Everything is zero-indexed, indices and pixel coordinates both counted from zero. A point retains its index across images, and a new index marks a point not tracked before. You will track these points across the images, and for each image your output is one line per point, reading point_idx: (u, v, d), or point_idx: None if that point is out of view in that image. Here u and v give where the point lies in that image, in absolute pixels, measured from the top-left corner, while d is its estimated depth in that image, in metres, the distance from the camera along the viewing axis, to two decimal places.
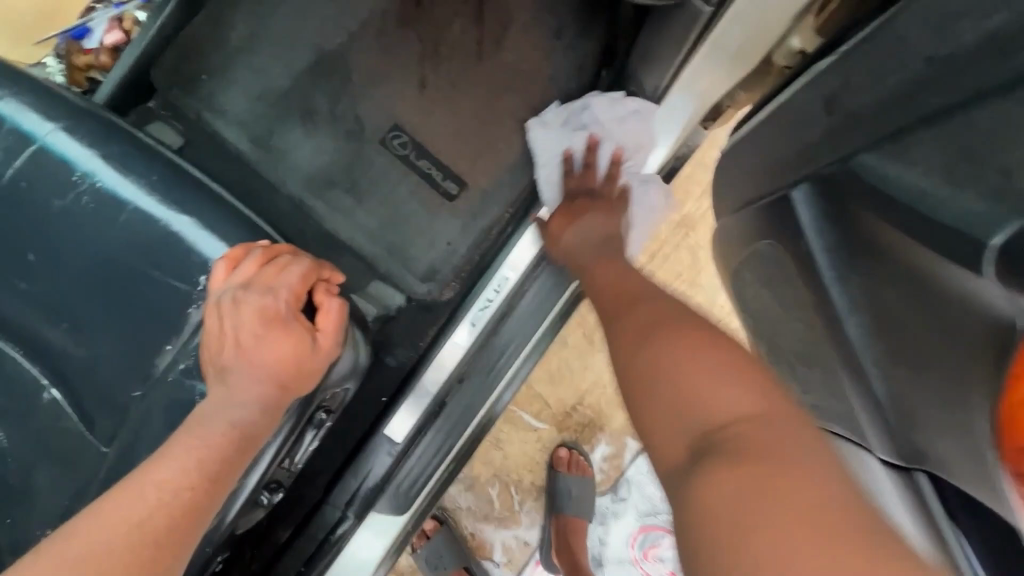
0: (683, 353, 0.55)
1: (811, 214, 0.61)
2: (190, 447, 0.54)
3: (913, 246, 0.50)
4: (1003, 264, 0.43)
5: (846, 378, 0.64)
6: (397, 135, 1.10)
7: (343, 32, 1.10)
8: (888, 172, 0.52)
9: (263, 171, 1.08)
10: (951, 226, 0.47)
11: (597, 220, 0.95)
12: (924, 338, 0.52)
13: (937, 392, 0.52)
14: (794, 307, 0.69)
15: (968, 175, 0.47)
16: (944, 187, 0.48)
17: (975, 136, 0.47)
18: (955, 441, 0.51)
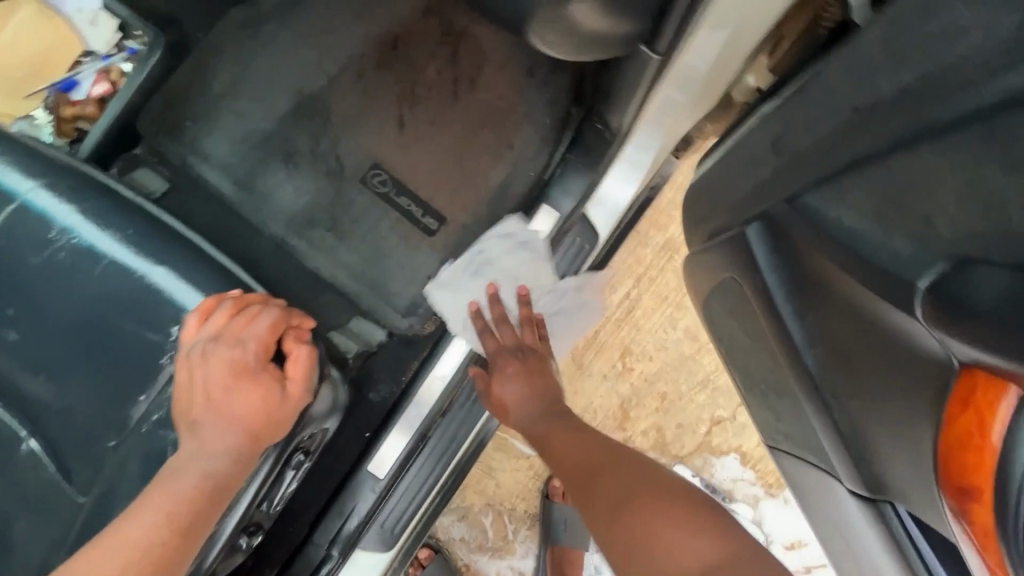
0: (656, 524, 0.75)
1: (765, 250, 0.64)
2: (159, 502, 0.54)
3: (854, 285, 0.54)
4: (931, 304, 0.47)
5: (809, 407, 0.65)
6: (377, 173, 1.13)
7: (322, 76, 1.14)
8: (828, 212, 0.57)
9: (247, 212, 1.11)
10: (889, 269, 0.51)
11: (519, 385, 0.99)
12: (874, 370, 0.55)
13: (891, 420, 0.53)
14: (760, 338, 0.70)
15: (897, 218, 0.51)
16: (876, 229, 0.53)
17: (898, 184, 0.51)
18: (910, 469, 0.52)
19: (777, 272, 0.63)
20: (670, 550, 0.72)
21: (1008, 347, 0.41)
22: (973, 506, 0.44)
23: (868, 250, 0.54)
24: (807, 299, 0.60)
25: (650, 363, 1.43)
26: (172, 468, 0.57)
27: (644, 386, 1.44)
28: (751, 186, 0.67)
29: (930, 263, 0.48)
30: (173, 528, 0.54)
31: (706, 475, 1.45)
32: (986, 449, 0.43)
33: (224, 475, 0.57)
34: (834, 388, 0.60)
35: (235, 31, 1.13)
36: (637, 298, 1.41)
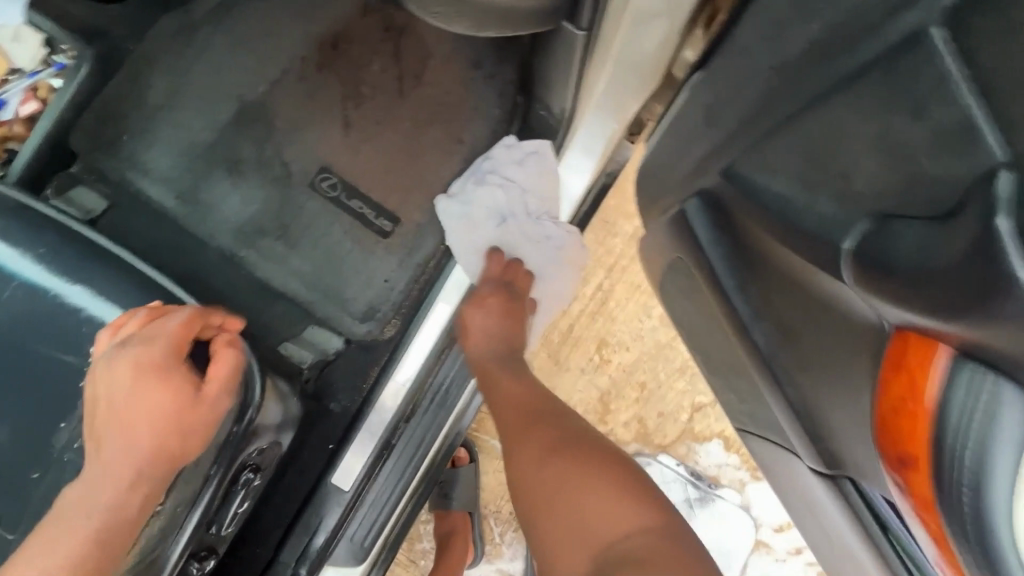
0: (570, 470, 0.74)
1: (706, 228, 0.63)
2: (70, 527, 0.55)
3: (785, 254, 0.54)
4: (855, 262, 0.46)
5: (764, 384, 0.63)
6: (326, 177, 1.10)
7: (264, 80, 1.11)
8: (756, 181, 0.56)
9: (191, 225, 1.07)
10: (818, 232, 0.50)
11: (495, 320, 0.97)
12: (815, 341, 0.54)
13: (833, 392, 0.52)
14: (713, 317, 0.68)
15: (817, 181, 0.51)
16: (802, 195, 0.52)
17: (821, 141, 0.51)
18: (863, 444, 0.50)
19: (718, 248, 0.62)
20: (576, 497, 0.71)
21: (923, 297, 0.40)
22: (912, 474, 0.42)
23: (792, 213, 0.53)
24: (753, 275, 0.59)
25: (626, 354, 1.41)
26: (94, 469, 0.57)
27: (622, 376, 1.42)
28: (691, 162, 0.65)
29: (852, 221, 0.48)
30: (97, 525, 0.56)
31: (690, 462, 1.44)
32: (918, 411, 0.41)
33: (146, 473, 0.58)
34: (784, 364, 0.59)
35: (168, 40, 1.10)
36: (609, 289, 1.39)
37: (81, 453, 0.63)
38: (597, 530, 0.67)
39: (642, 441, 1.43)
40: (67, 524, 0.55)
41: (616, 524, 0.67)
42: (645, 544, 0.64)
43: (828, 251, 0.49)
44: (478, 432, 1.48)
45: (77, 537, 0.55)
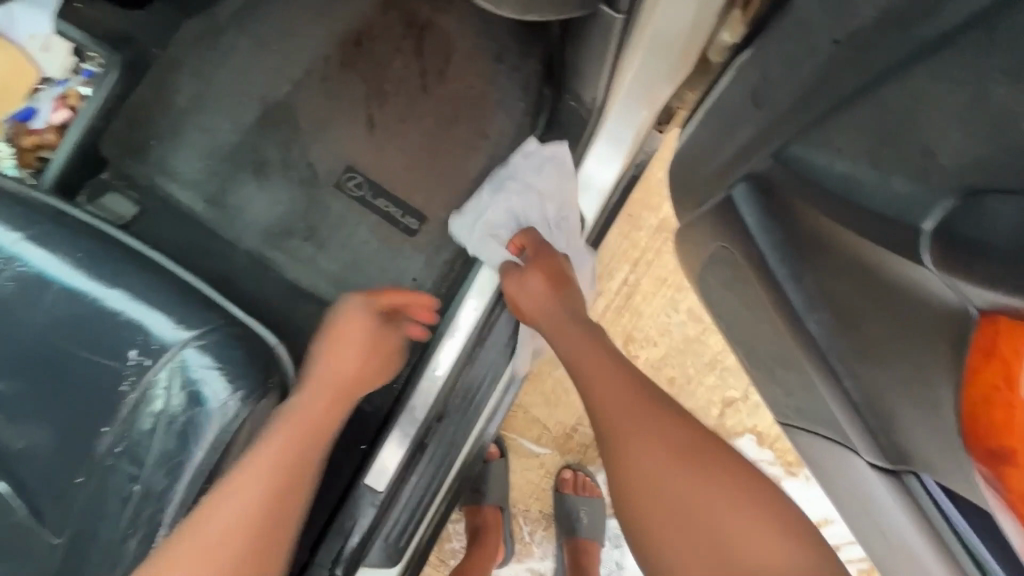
0: (681, 472, 0.66)
1: (755, 213, 0.60)
2: (282, 430, 0.66)
3: (851, 237, 0.52)
4: (940, 244, 0.46)
5: (816, 375, 0.61)
6: (351, 176, 1.09)
7: (287, 81, 1.11)
8: (820, 162, 0.54)
9: (219, 228, 1.07)
10: (887, 213, 0.50)
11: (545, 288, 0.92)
12: (885, 328, 0.51)
13: (904, 384, 0.50)
14: (757, 306, 0.66)
15: (893, 159, 0.50)
16: (871, 174, 0.51)
17: (889, 120, 0.49)
18: (930, 434, 0.48)
19: (768, 235, 0.59)
20: (696, 503, 0.64)
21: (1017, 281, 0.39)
22: (1009, 471, 0.39)
23: (863, 192, 0.52)
24: (811, 264, 0.56)
25: (654, 348, 1.38)
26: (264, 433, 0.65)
27: (651, 372, 1.39)
28: (734, 147, 0.63)
29: (937, 200, 0.47)
30: (288, 481, 0.65)
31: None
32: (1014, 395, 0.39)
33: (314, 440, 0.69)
34: (842, 355, 0.56)
35: (194, 45, 1.10)
36: (636, 283, 1.37)
37: (123, 457, 0.62)
38: (712, 527, 0.62)
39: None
40: (258, 480, 0.62)
41: (731, 525, 0.62)
42: (761, 546, 0.60)
43: (898, 233, 0.49)
44: (505, 430, 1.47)
45: (270, 443, 0.64)
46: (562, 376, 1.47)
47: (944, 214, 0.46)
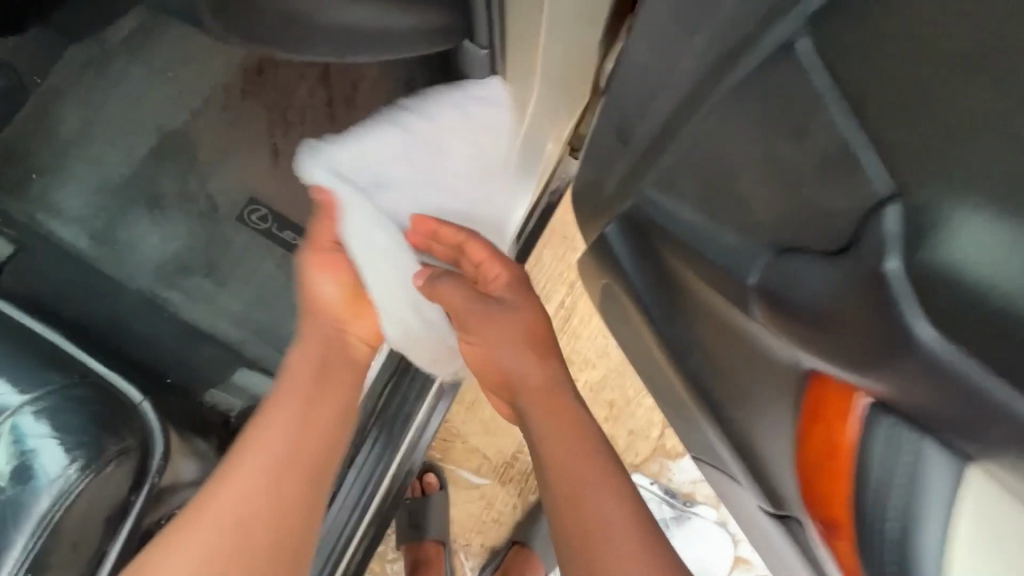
0: (587, 496, 0.60)
1: (628, 252, 0.58)
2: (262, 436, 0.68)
3: (702, 285, 0.50)
4: (765, 300, 0.44)
5: (702, 415, 0.58)
6: (255, 209, 1.03)
7: (185, 111, 1.04)
8: (669, 207, 0.52)
9: (108, 267, 0.99)
10: (723, 262, 0.48)
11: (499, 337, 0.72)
12: (740, 372, 0.49)
13: (765, 428, 0.48)
14: (645, 342, 0.64)
15: (718, 207, 0.49)
16: (706, 223, 0.49)
17: (712, 165, 0.49)
18: (787, 481, 0.48)
19: (640, 275, 0.58)
20: (606, 525, 0.58)
21: (838, 348, 0.39)
22: (836, 537, 0.42)
23: (701, 242, 0.50)
24: (685, 315, 0.54)
25: (591, 372, 1.36)
26: (256, 461, 0.66)
27: (591, 395, 1.36)
28: (616, 183, 0.61)
29: (757, 252, 0.45)
30: (284, 476, 0.66)
31: (665, 480, 1.39)
32: (840, 454, 0.40)
33: (317, 467, 0.69)
34: (718, 398, 0.54)
35: (80, 76, 1.04)
36: (573, 306, 1.35)
37: None
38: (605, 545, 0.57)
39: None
40: (252, 479, 0.65)
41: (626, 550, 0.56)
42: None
43: (734, 288, 0.46)
44: (443, 461, 1.41)
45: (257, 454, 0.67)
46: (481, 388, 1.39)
47: (764, 268, 0.44)
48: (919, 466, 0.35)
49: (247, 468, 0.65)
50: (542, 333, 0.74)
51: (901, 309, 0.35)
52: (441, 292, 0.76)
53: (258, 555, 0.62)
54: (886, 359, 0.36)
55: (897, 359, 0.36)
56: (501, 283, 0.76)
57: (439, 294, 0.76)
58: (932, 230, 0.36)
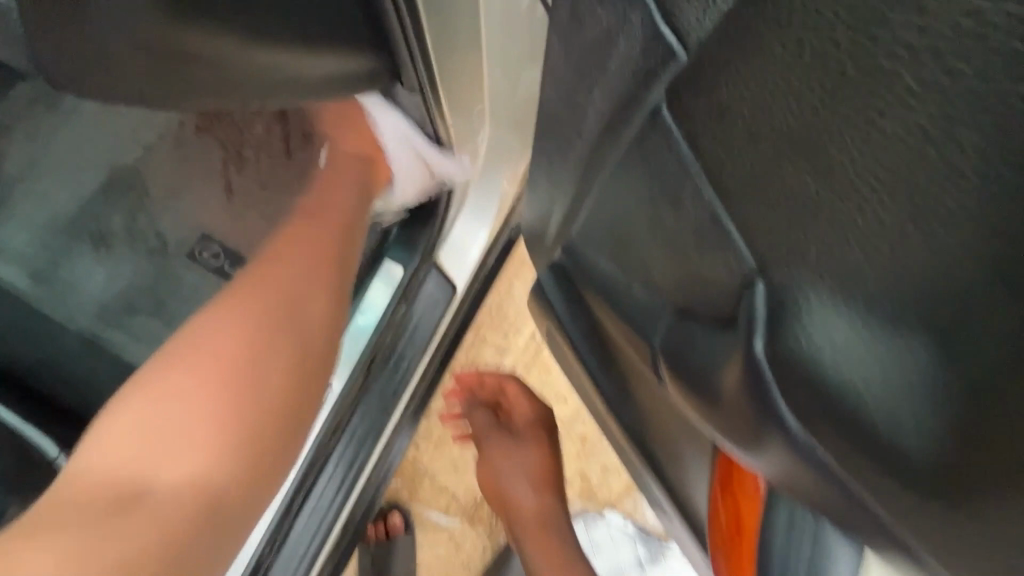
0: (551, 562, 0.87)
1: (562, 303, 0.56)
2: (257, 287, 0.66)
3: (617, 339, 0.46)
4: (672, 368, 0.37)
5: (646, 470, 0.56)
6: (207, 246, 0.99)
7: (137, 145, 1.00)
8: (591, 260, 0.45)
9: (49, 307, 0.96)
10: (636, 320, 0.40)
11: (512, 460, 0.96)
12: (663, 423, 0.47)
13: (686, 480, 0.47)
14: (588, 393, 0.61)
15: (625, 260, 0.40)
16: (618, 273, 0.42)
17: (611, 217, 0.40)
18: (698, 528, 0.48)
19: (574, 323, 0.55)
20: None
21: (731, 434, 0.35)
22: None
23: (617, 296, 0.42)
24: (621, 375, 0.51)
25: (565, 406, 1.16)
26: (204, 349, 0.60)
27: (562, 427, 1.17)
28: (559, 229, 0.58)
29: (662, 310, 0.38)
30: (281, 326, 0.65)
31: (640, 515, 1.20)
32: (746, 534, 0.39)
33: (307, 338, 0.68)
34: (653, 452, 0.52)
35: (28, 111, 1.01)
36: None
37: None
38: None
39: (587, 498, 1.19)
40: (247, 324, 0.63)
41: None
42: None
43: (644, 345, 0.40)
44: (410, 501, 1.16)
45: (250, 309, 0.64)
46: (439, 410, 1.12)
47: (668, 332, 0.37)
48: (819, 547, 0.35)
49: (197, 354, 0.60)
50: (550, 466, 0.97)
51: (772, 401, 0.31)
52: (476, 419, 1.01)
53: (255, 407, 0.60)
54: (756, 435, 0.33)
55: (768, 433, 0.32)
56: (522, 415, 1.00)
57: (474, 421, 1.01)
58: (788, 321, 0.29)
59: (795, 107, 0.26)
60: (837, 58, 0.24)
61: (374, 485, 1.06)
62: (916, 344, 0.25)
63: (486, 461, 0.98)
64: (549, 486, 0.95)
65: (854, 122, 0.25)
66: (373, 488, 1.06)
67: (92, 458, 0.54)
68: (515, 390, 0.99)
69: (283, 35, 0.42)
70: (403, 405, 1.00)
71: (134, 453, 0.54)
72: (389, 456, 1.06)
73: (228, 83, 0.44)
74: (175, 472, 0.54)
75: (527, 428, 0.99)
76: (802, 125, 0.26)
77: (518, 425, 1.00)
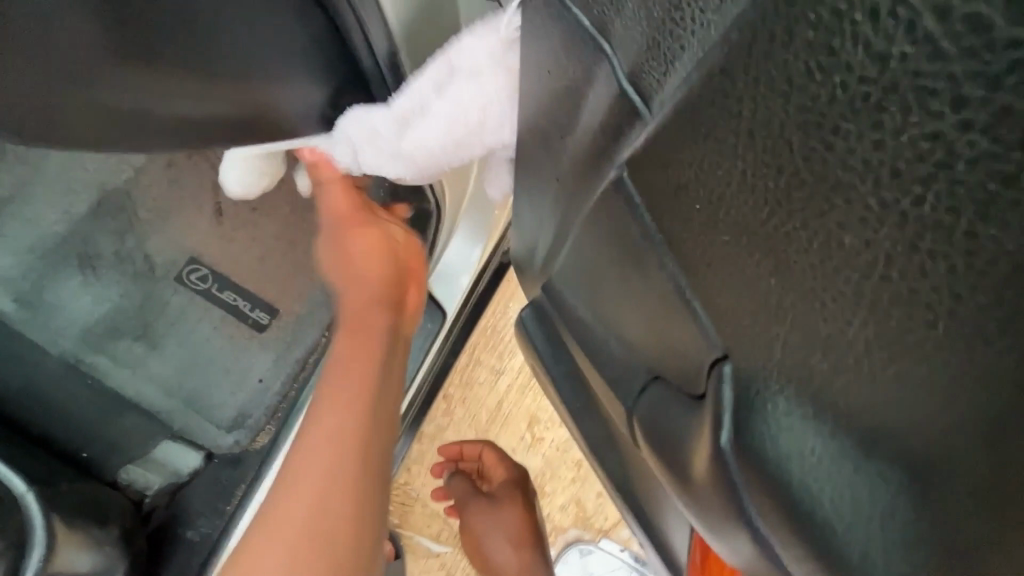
0: None
1: (543, 340, 0.54)
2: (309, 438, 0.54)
3: (595, 381, 0.44)
4: (640, 426, 0.34)
5: (631, 514, 0.53)
6: (194, 269, 0.97)
7: (126, 167, 0.99)
8: (570, 302, 0.43)
9: (34, 331, 0.95)
10: (610, 372, 0.38)
11: (491, 526, 0.93)
12: (641, 467, 0.45)
13: (666, 519, 0.46)
14: (573, 431, 0.59)
15: (597, 311, 0.38)
16: (592, 320, 0.40)
17: (578, 266, 0.39)
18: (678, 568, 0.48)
19: (555, 362, 0.53)
20: None
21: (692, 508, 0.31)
22: None
23: (593, 345, 0.41)
24: (601, 418, 0.50)
25: (559, 432, 1.08)
26: (286, 504, 0.52)
27: (558, 456, 1.09)
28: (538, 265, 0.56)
29: (632, 367, 0.35)
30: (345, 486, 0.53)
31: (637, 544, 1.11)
32: None
33: (369, 484, 0.54)
34: (638, 496, 0.50)
35: None
36: None
37: None
38: None
39: (582, 526, 1.10)
40: (299, 500, 0.52)
41: None
42: None
43: (620, 396, 0.37)
44: (400, 527, 1.09)
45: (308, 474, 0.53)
46: (427, 438, 1.08)
47: (642, 391, 0.34)
48: None
49: (291, 481, 0.53)
50: (529, 526, 0.94)
51: (741, 499, 0.25)
52: (454, 488, 0.99)
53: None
54: (722, 524, 0.28)
55: (734, 530, 0.27)
56: (499, 479, 0.98)
57: (453, 489, 0.99)
58: (756, 430, 0.23)
59: (755, 193, 0.22)
60: (813, 146, 0.19)
61: None
62: (889, 482, 0.20)
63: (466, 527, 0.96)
64: (533, 549, 0.92)
65: (817, 226, 0.20)
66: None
67: None
68: (492, 457, 0.99)
69: (244, 65, 0.42)
70: None
71: None
72: None
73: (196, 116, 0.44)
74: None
75: (504, 490, 0.96)
76: (766, 214, 0.22)
77: (493, 489, 0.98)
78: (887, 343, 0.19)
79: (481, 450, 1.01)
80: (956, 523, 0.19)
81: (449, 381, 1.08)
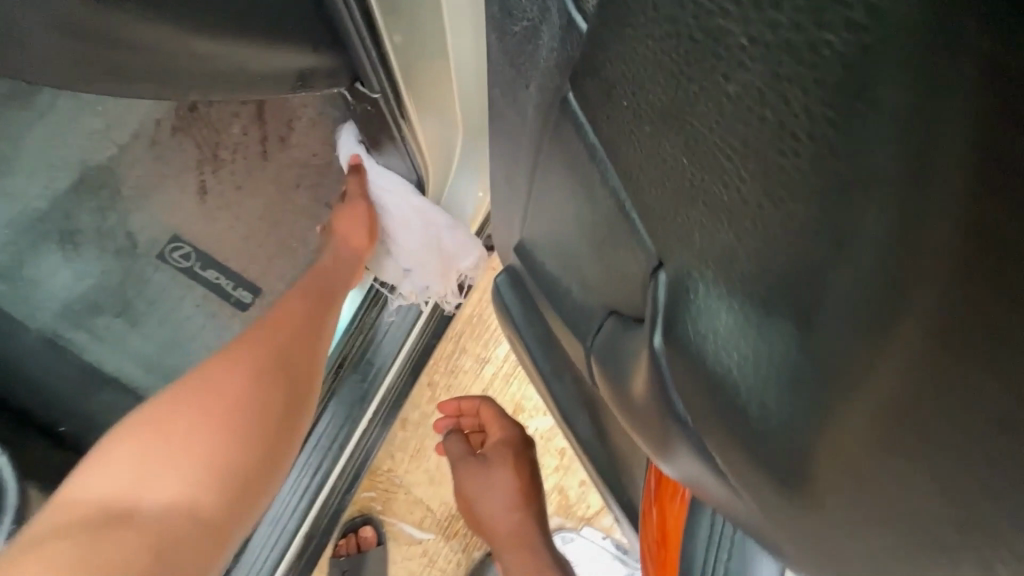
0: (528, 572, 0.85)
1: (516, 304, 0.55)
2: (261, 335, 0.67)
3: (564, 339, 0.45)
4: (600, 368, 0.36)
5: (601, 477, 0.55)
6: (177, 246, 0.97)
7: (111, 144, 0.98)
8: (541, 263, 0.44)
9: (12, 305, 0.94)
10: (575, 323, 0.39)
11: (484, 480, 0.92)
12: (612, 420, 0.47)
13: (635, 476, 0.48)
14: (547, 399, 0.60)
15: (563, 265, 0.39)
16: (560, 277, 0.41)
17: (545, 223, 0.39)
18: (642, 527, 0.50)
19: (530, 328, 0.54)
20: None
21: (638, 426, 0.34)
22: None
23: (562, 303, 0.42)
24: (572, 381, 0.51)
25: (544, 419, 1.09)
26: (217, 378, 0.61)
27: (542, 443, 1.09)
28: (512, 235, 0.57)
29: (593, 314, 0.36)
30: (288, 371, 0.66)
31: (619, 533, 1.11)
32: (668, 550, 0.40)
33: (302, 382, 0.68)
34: (609, 456, 0.52)
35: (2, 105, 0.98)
36: None
37: None
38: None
39: (565, 514, 1.11)
40: (236, 372, 0.62)
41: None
42: None
43: (582, 345, 0.38)
44: (383, 513, 1.09)
45: (255, 357, 0.65)
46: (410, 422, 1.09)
47: (600, 332, 0.35)
48: (735, 562, 0.34)
49: (224, 364, 0.63)
50: (522, 482, 0.93)
51: (675, 399, 0.27)
52: (449, 446, 0.98)
53: (249, 438, 0.59)
54: (665, 440, 0.30)
55: (671, 434, 0.29)
56: (495, 439, 0.98)
57: (448, 447, 0.98)
58: (682, 316, 0.25)
59: (658, 64, 0.21)
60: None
61: (341, 496, 1.03)
62: (782, 332, 0.21)
63: (459, 484, 0.95)
64: (525, 504, 0.92)
65: (708, 84, 0.19)
66: (339, 498, 1.03)
67: (90, 479, 0.51)
68: (489, 414, 0.98)
69: (214, 18, 0.42)
70: (372, 413, 0.98)
71: (132, 480, 0.51)
72: (359, 465, 1.03)
73: (163, 67, 0.44)
74: (167, 501, 0.51)
75: (498, 449, 0.95)
76: (673, 97, 0.21)
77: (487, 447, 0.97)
78: (773, 192, 0.19)
79: (478, 407, 1.01)
80: (829, 352, 0.19)
81: (432, 363, 1.08)
